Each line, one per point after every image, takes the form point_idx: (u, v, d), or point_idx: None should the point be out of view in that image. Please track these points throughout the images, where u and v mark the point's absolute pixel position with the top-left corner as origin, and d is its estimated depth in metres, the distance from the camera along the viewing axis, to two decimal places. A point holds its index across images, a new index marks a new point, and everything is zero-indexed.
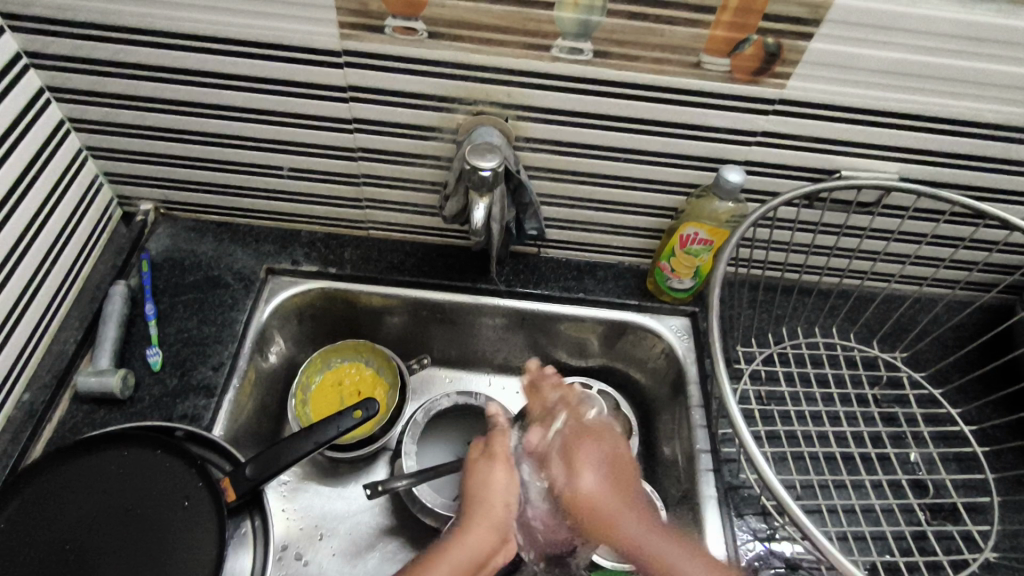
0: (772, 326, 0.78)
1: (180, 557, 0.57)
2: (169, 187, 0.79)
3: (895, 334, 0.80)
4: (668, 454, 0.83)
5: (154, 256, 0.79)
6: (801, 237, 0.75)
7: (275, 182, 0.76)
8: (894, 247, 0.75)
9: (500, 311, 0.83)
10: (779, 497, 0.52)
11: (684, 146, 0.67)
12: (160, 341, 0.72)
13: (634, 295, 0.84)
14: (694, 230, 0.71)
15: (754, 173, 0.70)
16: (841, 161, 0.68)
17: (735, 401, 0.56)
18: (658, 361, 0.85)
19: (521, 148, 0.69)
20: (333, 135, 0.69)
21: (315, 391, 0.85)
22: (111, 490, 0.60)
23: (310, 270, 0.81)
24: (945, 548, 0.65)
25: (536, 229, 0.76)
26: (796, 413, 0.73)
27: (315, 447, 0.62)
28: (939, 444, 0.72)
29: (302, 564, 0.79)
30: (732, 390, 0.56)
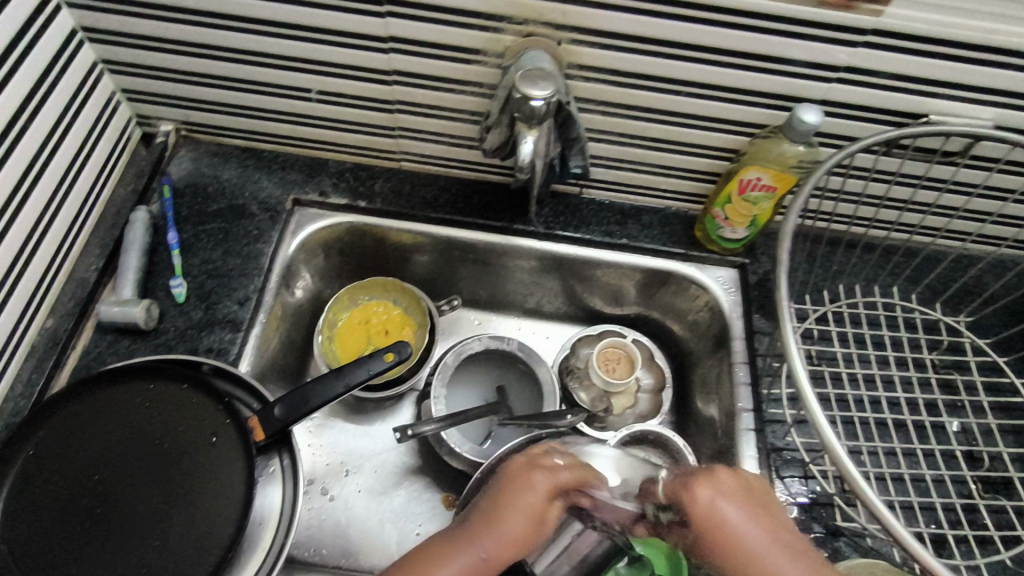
0: (827, 283, 0.73)
1: (209, 494, 0.56)
2: (190, 107, 0.74)
3: (961, 297, 0.74)
4: (704, 409, 0.80)
5: (176, 181, 0.75)
6: (874, 188, 0.69)
7: (302, 105, 0.71)
8: (976, 203, 0.69)
9: (536, 254, 0.79)
10: (841, 466, 0.48)
11: (754, 80, 0.60)
12: (183, 272, 0.69)
13: (680, 243, 0.79)
14: (756, 175, 0.65)
15: (829, 115, 0.63)
16: (930, 104, 0.60)
17: (800, 359, 0.51)
18: (699, 314, 0.81)
19: (572, 76, 0.63)
20: (366, 55, 0.63)
21: (342, 328, 0.82)
22: (138, 424, 0.58)
23: (339, 202, 0.76)
24: (996, 522, 0.63)
25: (581, 167, 0.71)
26: (848, 375, 0.69)
27: (345, 389, 0.59)
28: (997, 415, 0.68)
29: (328, 500, 0.79)
30: (798, 347, 0.52)
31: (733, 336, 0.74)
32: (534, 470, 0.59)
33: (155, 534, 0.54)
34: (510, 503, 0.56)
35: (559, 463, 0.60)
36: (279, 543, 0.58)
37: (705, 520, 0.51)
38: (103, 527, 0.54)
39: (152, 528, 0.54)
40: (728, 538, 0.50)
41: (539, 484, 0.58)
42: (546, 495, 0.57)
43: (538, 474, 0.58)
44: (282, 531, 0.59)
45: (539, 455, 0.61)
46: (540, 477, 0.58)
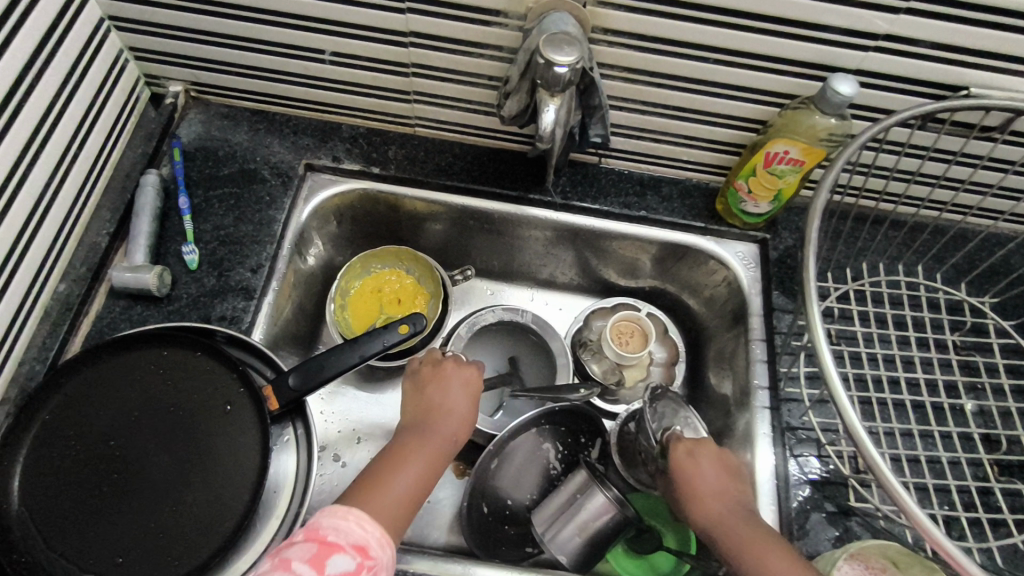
0: (850, 261, 0.72)
1: (224, 462, 0.56)
2: (200, 67, 0.71)
3: (987, 277, 0.72)
4: (717, 384, 0.80)
5: (186, 144, 0.73)
6: (907, 162, 0.67)
7: (315, 67, 0.69)
8: (1010, 180, 0.67)
9: (553, 225, 0.77)
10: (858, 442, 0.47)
11: (788, 48, 0.58)
12: (195, 238, 0.68)
13: (700, 216, 0.77)
14: (784, 148, 0.62)
15: (864, 86, 0.60)
16: (971, 76, 0.58)
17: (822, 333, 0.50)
18: (716, 289, 0.79)
19: (596, 41, 0.60)
20: (382, 15, 0.61)
21: (354, 297, 0.81)
22: (152, 391, 0.58)
23: (352, 168, 0.75)
24: (1010, 504, 0.62)
25: (601, 137, 0.68)
26: (867, 355, 0.68)
27: (360, 361, 0.59)
28: (1018, 398, 0.67)
29: (340, 466, 0.79)
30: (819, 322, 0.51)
31: (751, 312, 0.73)
32: (438, 377, 0.67)
33: (172, 499, 0.55)
34: (432, 408, 0.65)
35: (454, 365, 0.69)
36: (294, 510, 0.59)
37: (703, 496, 0.60)
38: (121, 492, 0.54)
39: (169, 493, 0.55)
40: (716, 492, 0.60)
41: (432, 395, 0.66)
42: (454, 393, 0.66)
43: (444, 371, 0.68)
44: (296, 498, 0.59)
45: (437, 363, 0.69)
46: (428, 390, 0.66)
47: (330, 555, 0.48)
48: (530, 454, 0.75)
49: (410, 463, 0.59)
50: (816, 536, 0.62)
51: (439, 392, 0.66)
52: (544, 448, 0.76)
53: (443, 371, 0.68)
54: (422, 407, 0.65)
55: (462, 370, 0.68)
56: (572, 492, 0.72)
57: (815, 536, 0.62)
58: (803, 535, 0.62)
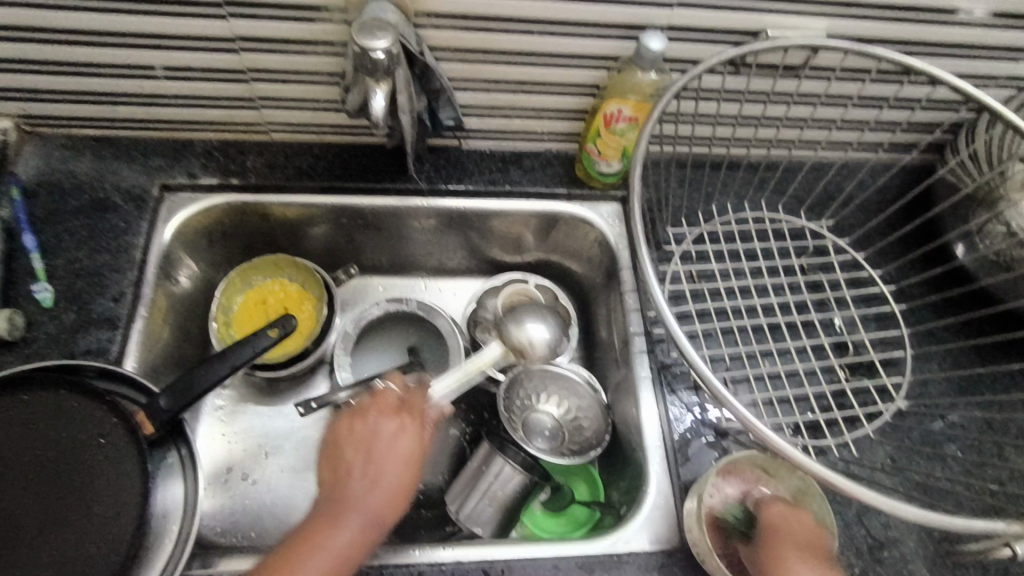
0: (701, 205, 0.77)
1: (101, 498, 0.55)
2: (27, 99, 0.69)
3: (823, 202, 0.79)
4: (606, 339, 0.84)
5: (26, 182, 0.71)
6: (726, 108, 0.73)
7: (148, 84, 0.67)
8: (821, 112, 0.74)
9: (425, 211, 0.79)
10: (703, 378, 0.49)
11: (601, 12, 0.61)
12: (48, 276, 0.66)
13: (562, 183, 0.80)
14: (617, 107, 0.67)
15: (677, 41, 0.65)
16: (766, 20, 0.63)
17: (655, 279, 0.53)
18: (591, 250, 0.83)
19: (422, 25, 0.62)
20: (204, 22, 0.60)
21: (238, 313, 0.80)
22: (16, 437, 0.56)
23: (210, 183, 0.74)
24: (862, 401, 0.68)
25: (453, 119, 0.71)
26: (726, 288, 0.74)
27: (232, 369, 0.60)
28: (860, 306, 0.74)
29: (249, 484, 0.79)
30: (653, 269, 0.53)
31: (620, 266, 0.78)
32: (383, 409, 0.64)
33: (51, 543, 0.53)
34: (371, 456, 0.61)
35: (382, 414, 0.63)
36: (185, 530, 0.57)
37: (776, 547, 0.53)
38: None
39: (47, 537, 0.53)
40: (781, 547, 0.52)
41: (372, 437, 0.62)
42: (388, 431, 0.62)
43: (369, 413, 0.63)
44: (187, 514, 0.58)
45: (384, 410, 0.64)
46: (375, 430, 0.62)
47: None
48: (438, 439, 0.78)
49: (367, 492, 0.58)
50: (699, 460, 0.67)
51: (367, 426, 0.62)
52: (449, 433, 0.79)
53: (374, 412, 0.63)
54: (364, 448, 0.61)
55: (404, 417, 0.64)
56: (478, 465, 0.73)
57: (696, 459, 0.67)
58: (686, 460, 0.67)
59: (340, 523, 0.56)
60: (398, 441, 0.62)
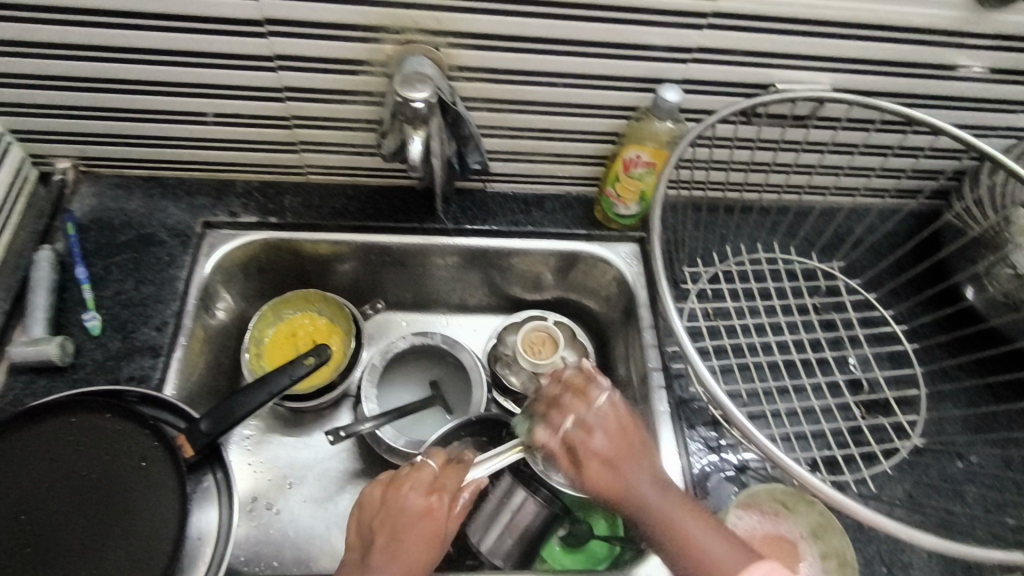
0: (716, 246, 0.80)
1: (142, 518, 0.57)
2: (86, 142, 0.74)
3: (833, 245, 0.82)
4: (624, 377, 0.86)
5: (80, 218, 0.75)
6: (740, 155, 0.76)
7: (198, 129, 0.72)
8: (829, 159, 0.78)
9: (451, 249, 0.83)
10: (724, 406, 0.53)
11: (620, 66, 0.66)
12: (97, 306, 0.70)
13: (582, 224, 0.84)
14: (636, 153, 0.71)
15: (692, 93, 0.70)
16: (775, 74, 0.68)
17: (677, 316, 0.57)
18: (609, 288, 0.86)
19: (455, 78, 0.67)
20: (256, 74, 0.66)
21: (270, 345, 0.83)
22: (63, 457, 0.59)
23: (249, 221, 0.78)
24: (878, 438, 0.70)
25: (480, 163, 0.75)
26: (741, 326, 0.76)
27: (269, 396, 0.62)
28: (873, 345, 0.76)
29: (274, 513, 0.80)
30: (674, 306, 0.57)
31: (638, 304, 0.81)
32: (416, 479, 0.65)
33: (93, 562, 0.55)
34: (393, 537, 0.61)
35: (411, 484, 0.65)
36: (219, 554, 0.60)
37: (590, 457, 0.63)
38: (38, 563, 0.55)
39: (90, 557, 0.56)
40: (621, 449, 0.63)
41: (397, 508, 0.63)
42: (414, 501, 0.63)
43: (402, 493, 0.64)
44: (222, 537, 0.61)
45: (415, 481, 0.65)
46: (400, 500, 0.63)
47: None
48: None
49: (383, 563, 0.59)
50: (718, 494, 0.68)
51: (399, 497, 0.64)
52: None
53: (404, 491, 0.64)
54: (389, 517, 0.62)
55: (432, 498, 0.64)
56: (500, 495, 0.76)
57: (716, 493, 0.68)
58: (706, 494, 0.68)
59: None
60: (424, 518, 0.62)
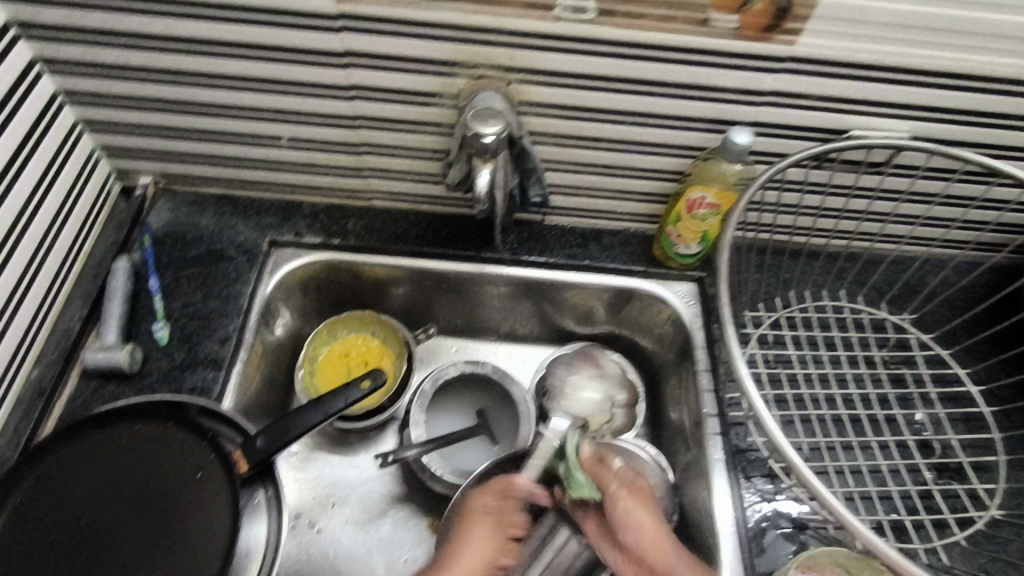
0: (778, 290, 0.78)
1: (195, 529, 0.59)
2: (167, 160, 0.78)
3: (905, 296, 0.79)
4: (676, 421, 0.83)
5: (156, 231, 0.79)
6: (811, 200, 0.75)
7: (274, 152, 0.75)
8: (905, 208, 0.75)
9: (504, 279, 0.83)
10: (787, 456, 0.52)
11: (691, 107, 0.66)
12: (165, 316, 0.72)
13: (639, 261, 0.83)
14: (702, 193, 0.70)
15: (762, 136, 0.68)
16: (851, 120, 0.66)
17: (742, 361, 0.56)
18: (663, 327, 0.85)
19: (524, 112, 0.68)
20: (333, 103, 0.68)
21: (322, 363, 0.84)
22: (125, 463, 0.61)
23: (313, 242, 0.80)
24: (950, 506, 0.66)
25: (540, 196, 0.75)
26: (804, 376, 0.73)
27: (324, 418, 0.63)
28: (946, 405, 0.72)
29: (316, 532, 0.81)
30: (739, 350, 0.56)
31: (695, 346, 0.79)
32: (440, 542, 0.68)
33: (144, 568, 0.57)
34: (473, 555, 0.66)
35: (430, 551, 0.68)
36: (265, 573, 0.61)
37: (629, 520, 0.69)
38: (92, 566, 0.56)
39: (141, 563, 0.57)
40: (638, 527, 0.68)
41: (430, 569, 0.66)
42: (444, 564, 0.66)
43: (478, 499, 0.71)
44: (269, 556, 0.62)
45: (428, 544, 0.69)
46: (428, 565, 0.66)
47: None
48: None
49: None
50: (775, 552, 0.66)
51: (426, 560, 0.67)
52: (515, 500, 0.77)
53: (478, 501, 0.71)
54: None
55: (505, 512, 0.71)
56: (545, 533, 0.74)
57: (773, 552, 0.66)
58: (761, 551, 0.66)
59: None
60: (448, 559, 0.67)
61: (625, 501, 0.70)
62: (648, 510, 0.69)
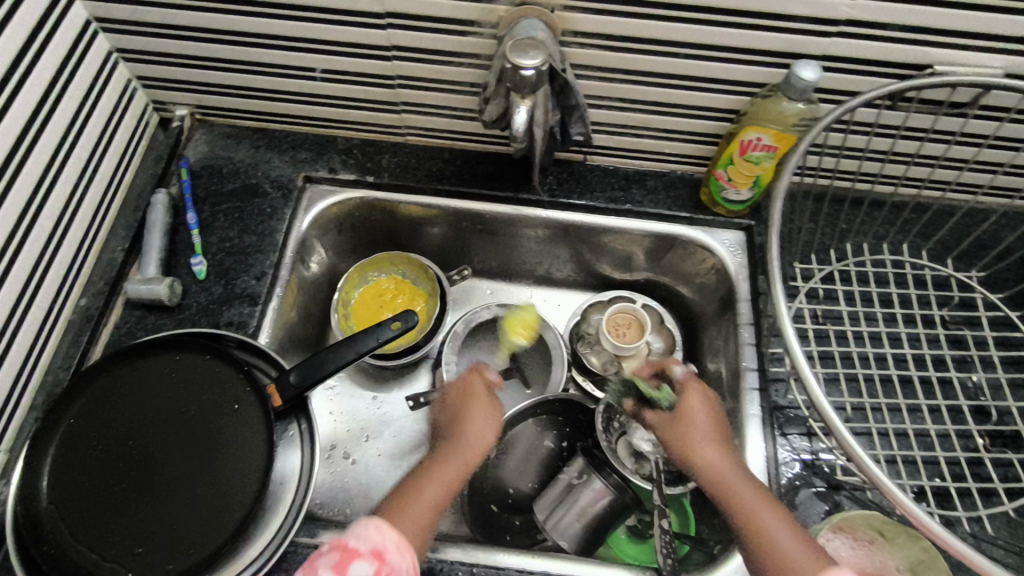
0: (832, 242, 0.73)
1: (232, 459, 0.61)
2: (202, 92, 0.76)
3: (974, 252, 0.73)
4: (713, 370, 0.80)
5: (193, 164, 0.79)
6: (878, 143, 0.68)
7: (307, 84, 0.73)
8: (986, 154, 0.68)
9: (543, 222, 0.80)
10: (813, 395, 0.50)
11: (751, 39, 0.60)
12: (203, 251, 0.73)
13: (684, 207, 0.79)
14: (756, 135, 0.64)
15: (829, 71, 0.62)
16: (934, 54, 0.59)
17: (787, 312, 0.53)
18: (706, 276, 0.81)
19: (567, 43, 0.63)
20: (366, 31, 0.65)
21: (356, 306, 0.85)
22: (167, 392, 0.63)
23: (347, 178, 0.79)
24: (1001, 475, 0.62)
25: (582, 134, 0.70)
26: (854, 333, 0.69)
27: (356, 356, 0.64)
28: (1008, 370, 0.68)
29: (350, 464, 0.82)
30: (786, 306, 0.53)
31: (738, 297, 0.75)
32: (467, 393, 0.71)
33: (187, 493, 0.59)
34: (468, 418, 0.68)
35: (468, 420, 0.68)
36: (298, 503, 0.63)
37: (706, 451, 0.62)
38: (139, 488, 0.59)
39: (184, 488, 0.59)
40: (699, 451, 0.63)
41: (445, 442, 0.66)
42: (479, 428, 0.67)
43: (471, 379, 0.72)
44: (302, 485, 0.64)
45: (457, 412, 0.69)
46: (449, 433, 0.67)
47: (351, 562, 0.51)
48: (531, 446, 0.78)
49: (429, 479, 0.62)
50: (806, 510, 0.64)
51: (475, 428, 0.67)
52: (544, 444, 0.78)
53: (472, 381, 0.72)
54: (444, 449, 0.65)
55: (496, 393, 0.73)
56: (570, 478, 0.73)
57: (805, 511, 0.64)
58: (792, 509, 0.64)
59: (415, 498, 0.60)
60: (462, 425, 0.67)
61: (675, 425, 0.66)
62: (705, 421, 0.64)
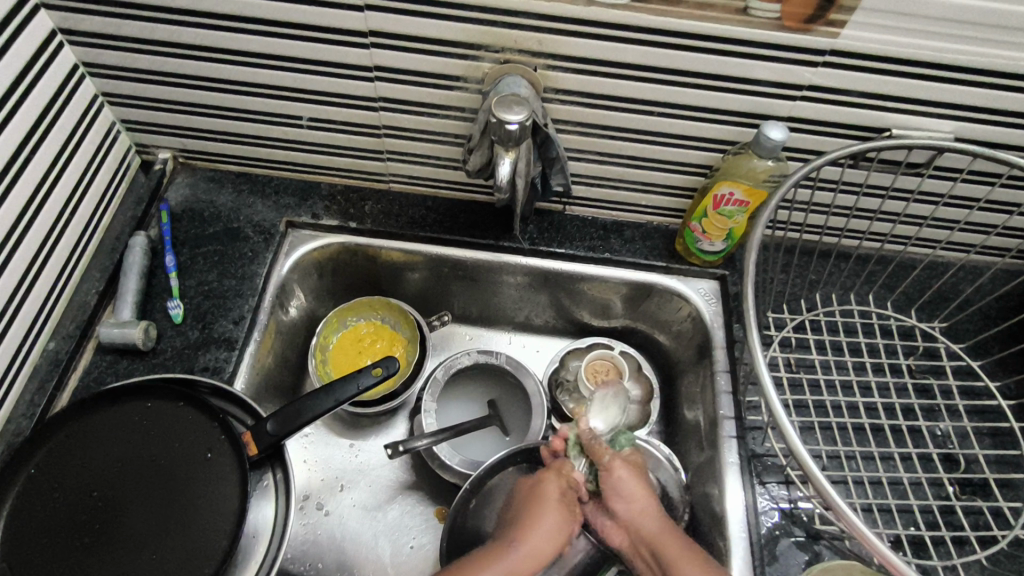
0: (803, 292, 0.76)
1: (202, 511, 0.58)
2: (186, 136, 0.77)
3: (936, 303, 0.77)
4: (690, 420, 0.80)
5: (173, 207, 0.79)
6: (842, 199, 0.72)
7: (294, 131, 0.74)
8: (942, 212, 0.72)
9: (522, 269, 0.81)
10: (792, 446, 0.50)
11: (722, 100, 0.63)
12: (181, 294, 0.72)
13: (661, 256, 0.81)
14: (729, 189, 0.67)
15: (795, 131, 0.66)
16: (892, 119, 0.63)
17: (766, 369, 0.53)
18: (682, 325, 0.82)
19: (549, 99, 0.66)
20: (355, 83, 0.67)
21: (333, 351, 0.84)
22: (136, 441, 0.61)
23: (329, 224, 0.79)
24: (973, 523, 0.64)
25: (562, 186, 0.72)
26: (825, 381, 0.71)
27: (335, 404, 0.63)
28: (973, 418, 0.70)
29: (324, 514, 0.80)
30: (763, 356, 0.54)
31: (714, 345, 0.77)
32: (537, 484, 0.69)
33: (153, 548, 0.57)
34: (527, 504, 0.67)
35: (554, 503, 0.67)
36: (271, 555, 0.61)
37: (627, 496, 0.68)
38: (101, 543, 0.56)
39: (150, 542, 0.57)
40: (624, 495, 0.68)
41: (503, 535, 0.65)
42: (549, 513, 0.66)
43: (546, 478, 0.69)
44: (276, 539, 0.62)
45: (531, 498, 0.68)
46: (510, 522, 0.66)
47: None
48: None
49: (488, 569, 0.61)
50: (786, 560, 0.64)
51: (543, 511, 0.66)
52: None
53: (555, 473, 0.70)
54: (521, 535, 0.64)
55: (572, 494, 0.70)
56: None
57: (785, 561, 0.64)
58: (773, 559, 0.64)
59: None
60: (555, 510, 0.67)
61: (621, 466, 0.70)
62: (636, 476, 0.70)
